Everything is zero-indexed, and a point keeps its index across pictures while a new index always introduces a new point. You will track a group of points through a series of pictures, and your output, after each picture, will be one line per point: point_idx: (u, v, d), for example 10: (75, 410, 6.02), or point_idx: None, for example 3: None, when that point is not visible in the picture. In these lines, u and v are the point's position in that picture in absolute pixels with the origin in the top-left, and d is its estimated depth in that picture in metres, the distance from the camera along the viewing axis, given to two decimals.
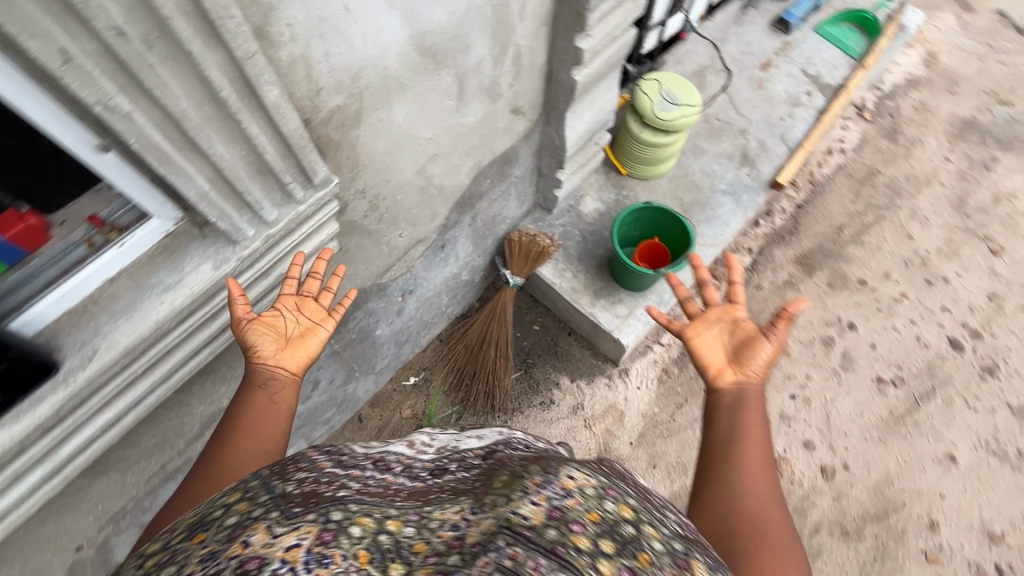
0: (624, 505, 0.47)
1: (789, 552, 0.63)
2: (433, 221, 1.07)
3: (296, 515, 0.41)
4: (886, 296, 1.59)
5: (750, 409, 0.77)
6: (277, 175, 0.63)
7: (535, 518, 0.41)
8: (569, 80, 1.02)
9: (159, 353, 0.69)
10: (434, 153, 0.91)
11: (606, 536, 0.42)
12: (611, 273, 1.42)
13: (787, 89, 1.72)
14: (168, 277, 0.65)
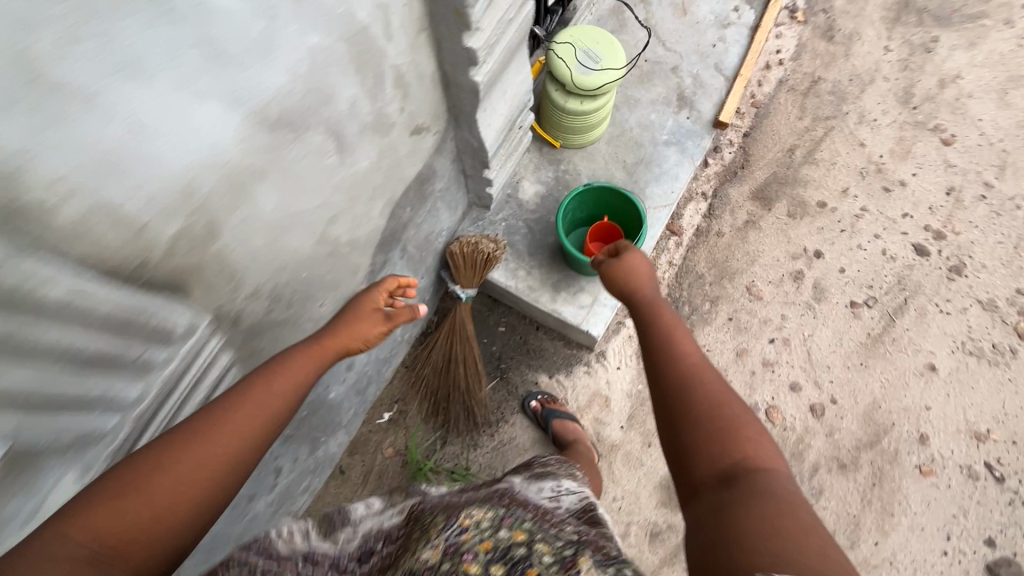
0: (519, 529, 0.61)
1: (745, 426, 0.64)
2: (357, 274, 0.94)
3: None
4: (846, 215, 1.54)
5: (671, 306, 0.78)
6: (116, 357, 0.56)
7: (433, 557, 0.57)
8: (468, 83, 0.87)
9: None
10: (332, 215, 0.77)
11: (495, 562, 0.56)
12: (566, 262, 1.32)
13: (712, 9, 1.57)
14: (26, 504, 0.57)
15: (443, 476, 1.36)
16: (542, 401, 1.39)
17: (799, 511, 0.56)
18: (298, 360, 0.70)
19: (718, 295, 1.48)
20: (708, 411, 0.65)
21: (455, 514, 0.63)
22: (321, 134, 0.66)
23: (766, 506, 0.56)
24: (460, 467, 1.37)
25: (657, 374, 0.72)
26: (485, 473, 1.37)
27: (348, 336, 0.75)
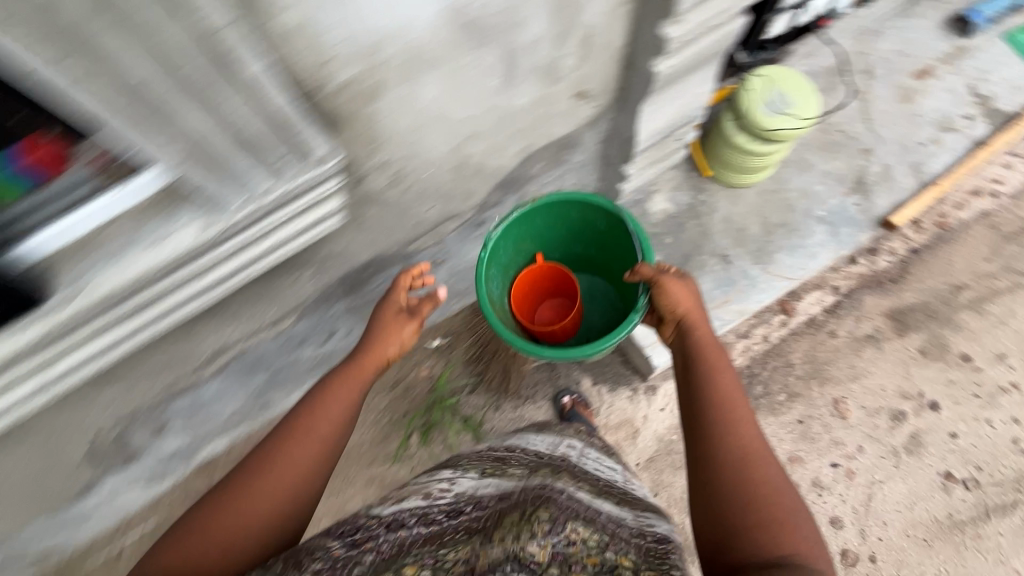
0: (624, 556, 0.61)
1: (753, 441, 0.68)
2: (470, 198, 1.01)
3: None
4: (990, 382, 1.33)
5: (710, 345, 0.77)
6: (230, 168, 0.56)
7: (539, 556, 0.58)
8: (648, 70, 0.89)
9: (81, 340, 0.64)
10: (473, 133, 0.84)
11: None
12: (549, 284, 1.11)
13: (940, 107, 1.43)
14: (93, 267, 0.59)
15: (457, 417, 1.41)
16: (573, 400, 1.38)
17: (786, 481, 0.65)
18: (336, 387, 0.73)
19: (798, 392, 1.36)
20: (720, 425, 0.69)
21: (563, 518, 0.63)
22: (497, 54, 0.71)
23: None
24: (475, 418, 1.40)
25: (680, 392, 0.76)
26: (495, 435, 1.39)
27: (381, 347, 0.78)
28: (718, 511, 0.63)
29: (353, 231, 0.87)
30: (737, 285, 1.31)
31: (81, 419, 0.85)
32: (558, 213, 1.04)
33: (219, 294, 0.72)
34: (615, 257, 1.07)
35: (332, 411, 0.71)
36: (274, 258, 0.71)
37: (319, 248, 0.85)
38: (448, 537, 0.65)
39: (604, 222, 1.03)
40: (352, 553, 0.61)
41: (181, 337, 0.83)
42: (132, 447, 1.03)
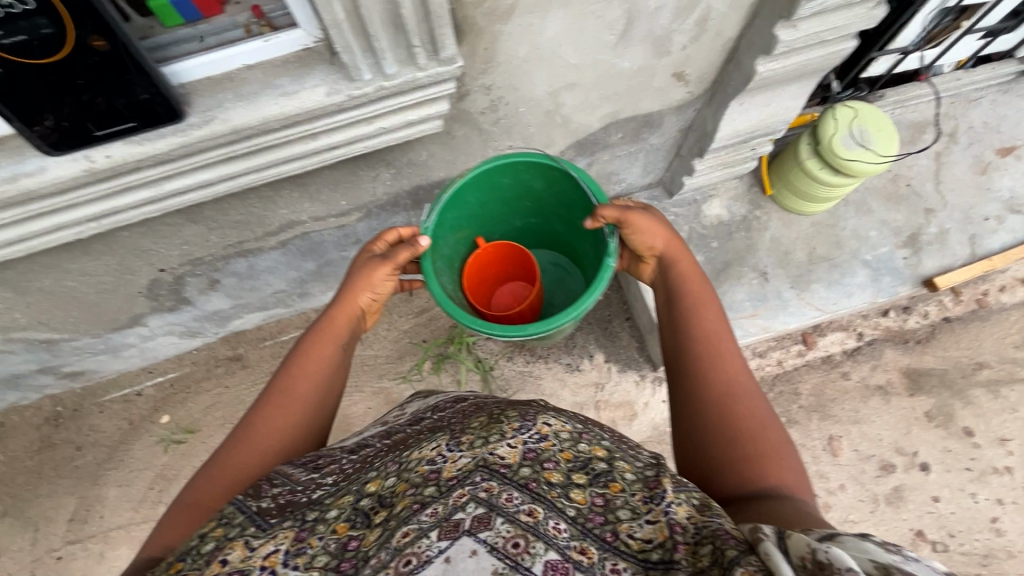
0: (597, 446, 0.65)
1: (733, 365, 0.79)
2: (546, 148, 1.06)
3: (271, 524, 0.59)
4: (985, 461, 1.36)
5: (692, 280, 0.88)
6: (374, 46, 0.63)
7: (511, 458, 0.59)
8: (748, 67, 0.93)
9: (197, 166, 0.71)
10: (572, 82, 0.89)
11: (577, 471, 0.60)
12: (502, 260, 1.08)
13: (1013, 188, 1.43)
14: (231, 101, 0.66)
15: (470, 356, 1.47)
16: None
17: (764, 405, 0.76)
18: (320, 341, 0.84)
19: (798, 420, 1.39)
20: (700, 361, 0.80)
21: (534, 418, 0.66)
22: (622, 10, 0.77)
23: (801, 514, 0.61)
24: (486, 363, 1.46)
25: (666, 336, 0.87)
26: (499, 384, 1.45)
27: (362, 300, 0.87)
28: (702, 446, 0.73)
29: (437, 146, 0.93)
30: (768, 302, 1.35)
31: (156, 249, 0.94)
32: (488, 184, 0.98)
33: (315, 164, 0.80)
34: (557, 211, 1.06)
35: (317, 363, 0.82)
36: (372, 143, 0.79)
37: (403, 152, 0.92)
38: (410, 446, 0.70)
39: (541, 183, 1.00)
40: (312, 478, 0.70)
41: (264, 197, 0.90)
42: (184, 295, 1.12)
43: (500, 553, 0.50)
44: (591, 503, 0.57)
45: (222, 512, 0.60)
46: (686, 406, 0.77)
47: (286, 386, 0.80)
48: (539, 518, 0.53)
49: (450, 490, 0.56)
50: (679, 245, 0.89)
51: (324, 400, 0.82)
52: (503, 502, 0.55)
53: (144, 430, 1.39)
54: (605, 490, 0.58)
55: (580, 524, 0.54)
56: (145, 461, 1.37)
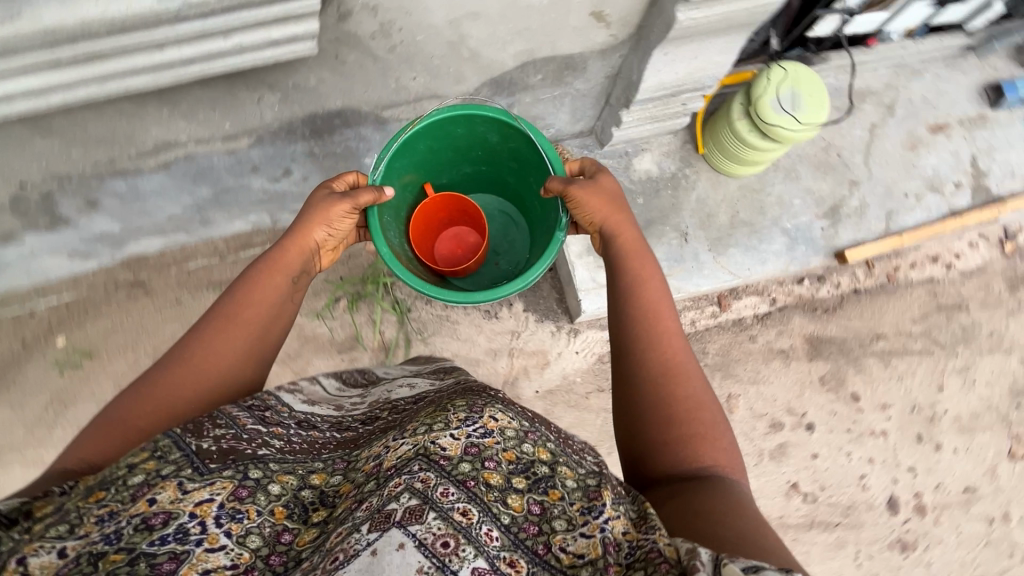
0: (542, 449, 0.67)
1: (678, 344, 0.79)
2: (458, 84, 0.99)
3: (209, 472, 0.58)
4: (865, 424, 1.45)
5: (636, 253, 0.87)
6: None
7: (451, 450, 0.62)
8: (669, 13, 0.87)
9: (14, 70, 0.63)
10: (475, 12, 0.82)
11: (518, 476, 0.62)
12: (449, 211, 1.13)
13: (937, 167, 1.44)
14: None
15: (388, 297, 1.44)
16: None
17: (705, 386, 0.77)
18: (268, 273, 0.79)
19: None
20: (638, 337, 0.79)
21: (480, 411, 0.67)
22: None
23: (734, 504, 0.63)
24: (403, 305, 1.44)
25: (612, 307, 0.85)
26: (415, 326, 1.44)
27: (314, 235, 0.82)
28: (642, 426, 0.74)
29: (328, 69, 0.85)
30: (684, 263, 1.35)
31: (14, 161, 0.87)
32: (441, 132, 0.99)
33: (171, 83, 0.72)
34: (507, 166, 1.09)
35: (263, 297, 0.77)
36: (235, 63, 0.71)
37: (287, 74, 0.84)
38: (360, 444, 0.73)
39: (496, 136, 1.02)
40: (261, 432, 0.67)
41: (127, 111, 0.83)
42: (59, 213, 1.03)
43: (429, 550, 0.52)
44: (528, 511, 0.58)
45: (156, 444, 0.59)
46: (629, 387, 0.77)
47: (227, 315, 0.74)
48: (471, 521, 0.55)
49: (387, 481, 0.59)
50: (626, 221, 0.87)
51: (273, 333, 0.78)
52: (438, 496, 0.56)
53: (37, 351, 1.33)
54: (544, 497, 0.60)
55: (513, 532, 0.56)
56: (39, 382, 1.32)
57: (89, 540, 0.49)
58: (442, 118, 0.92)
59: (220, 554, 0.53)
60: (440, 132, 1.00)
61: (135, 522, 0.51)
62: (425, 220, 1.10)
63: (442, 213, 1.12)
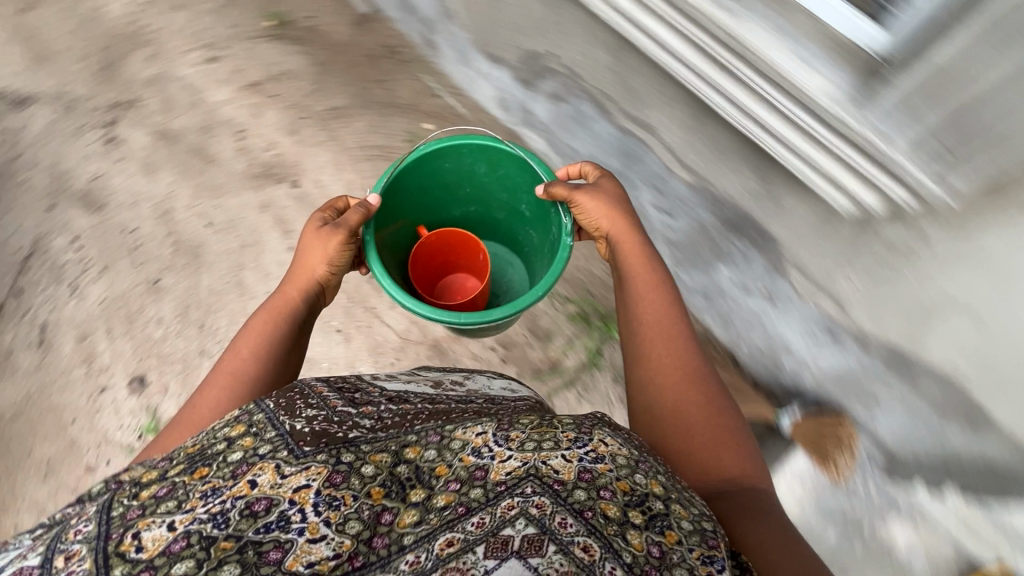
0: (654, 482, 0.64)
1: (678, 356, 0.94)
2: (876, 325, 0.94)
3: (305, 452, 0.62)
4: None
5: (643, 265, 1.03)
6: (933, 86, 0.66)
7: (563, 473, 0.62)
8: None
9: (700, 40, 0.80)
10: (972, 316, 0.83)
11: (633, 508, 0.60)
12: (451, 249, 1.35)
13: None
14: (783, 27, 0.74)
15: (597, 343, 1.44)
16: None
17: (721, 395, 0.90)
18: (257, 326, 1.05)
19: None
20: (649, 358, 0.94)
21: (589, 435, 0.67)
22: None
23: (775, 530, 0.72)
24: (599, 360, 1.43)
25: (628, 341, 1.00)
26: (588, 382, 1.43)
27: (303, 277, 1.09)
28: (666, 436, 0.86)
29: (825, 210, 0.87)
30: None
31: (587, 55, 1.02)
32: (430, 167, 1.25)
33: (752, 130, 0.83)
34: (497, 196, 1.35)
35: (249, 343, 1.02)
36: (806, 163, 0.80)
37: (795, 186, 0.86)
38: (451, 421, 0.75)
39: (484, 166, 1.27)
40: (350, 413, 0.72)
41: (667, 108, 0.95)
42: (537, 82, 1.21)
43: None
44: (648, 553, 0.57)
45: (251, 418, 0.66)
46: (648, 409, 0.90)
47: (225, 365, 1.00)
48: (594, 557, 0.55)
49: (498, 499, 0.60)
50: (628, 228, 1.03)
51: (264, 354, 1.02)
52: (556, 527, 0.57)
53: (410, 115, 1.60)
54: (661, 539, 0.58)
55: (635, 574, 0.55)
56: (391, 132, 1.60)
57: (195, 516, 0.55)
58: (435, 148, 1.20)
59: (321, 545, 0.55)
60: (429, 171, 1.27)
61: (239, 507, 0.56)
62: (426, 251, 1.34)
63: (440, 254, 1.36)
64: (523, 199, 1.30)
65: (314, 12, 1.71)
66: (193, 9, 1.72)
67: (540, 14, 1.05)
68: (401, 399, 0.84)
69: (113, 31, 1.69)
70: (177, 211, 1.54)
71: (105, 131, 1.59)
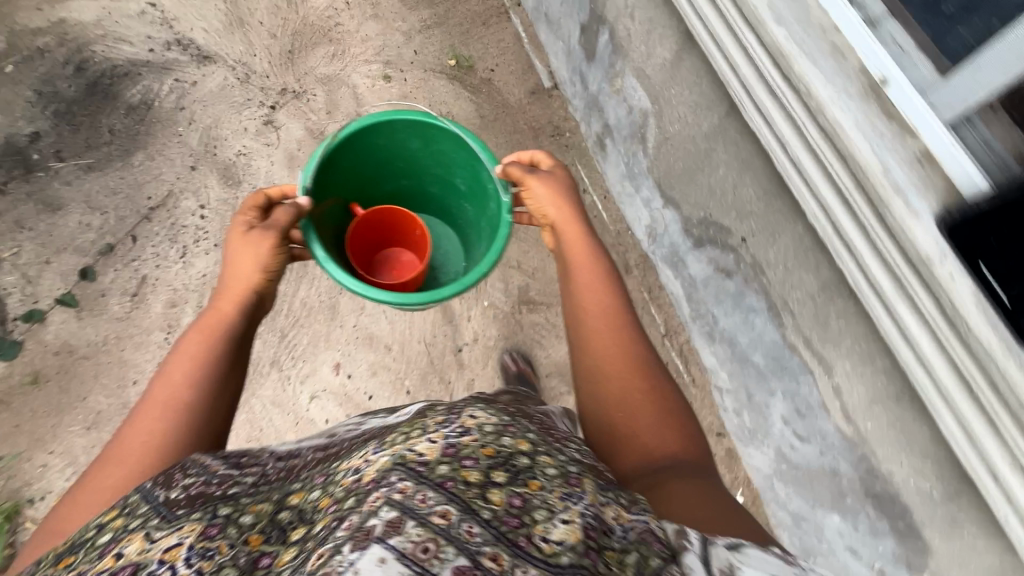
0: (523, 441, 0.70)
1: (613, 340, 0.94)
2: None
3: (183, 512, 0.62)
4: None
5: (582, 248, 1.05)
6: None
7: (428, 453, 0.61)
8: None
9: (972, 377, 0.68)
10: None
11: (498, 469, 0.62)
12: (387, 223, 1.45)
13: None
14: None
15: None
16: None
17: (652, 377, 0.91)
18: (185, 353, 0.93)
19: None
20: (590, 345, 0.94)
21: (458, 417, 0.71)
22: None
23: (700, 489, 0.76)
24: None
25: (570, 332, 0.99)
26: None
27: (239, 289, 1.03)
28: (611, 419, 0.87)
29: None
30: None
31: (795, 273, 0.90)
32: (367, 146, 1.30)
33: (992, 489, 0.70)
34: (430, 169, 1.42)
35: (182, 364, 0.90)
36: None
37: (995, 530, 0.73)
38: (334, 461, 0.75)
39: (417, 143, 1.34)
40: (232, 474, 0.73)
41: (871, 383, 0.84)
42: (709, 246, 1.13)
43: (410, 560, 0.47)
44: (509, 505, 0.57)
45: (127, 504, 0.65)
46: (592, 399, 0.90)
47: (156, 392, 0.88)
48: (450, 522, 0.51)
49: (363, 496, 0.54)
50: (570, 216, 1.06)
51: (208, 370, 0.92)
52: (416, 503, 0.52)
53: None
54: (523, 489, 0.60)
55: (500, 526, 0.54)
56: None
57: None
58: (375, 122, 1.23)
59: None
60: (365, 146, 1.30)
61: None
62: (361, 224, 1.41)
63: (377, 228, 1.46)
64: (456, 174, 1.39)
65: (497, 66, 1.71)
66: (386, 26, 1.75)
67: (755, 208, 0.94)
68: (293, 454, 0.88)
69: (307, 21, 1.73)
70: None
71: (266, 113, 1.61)
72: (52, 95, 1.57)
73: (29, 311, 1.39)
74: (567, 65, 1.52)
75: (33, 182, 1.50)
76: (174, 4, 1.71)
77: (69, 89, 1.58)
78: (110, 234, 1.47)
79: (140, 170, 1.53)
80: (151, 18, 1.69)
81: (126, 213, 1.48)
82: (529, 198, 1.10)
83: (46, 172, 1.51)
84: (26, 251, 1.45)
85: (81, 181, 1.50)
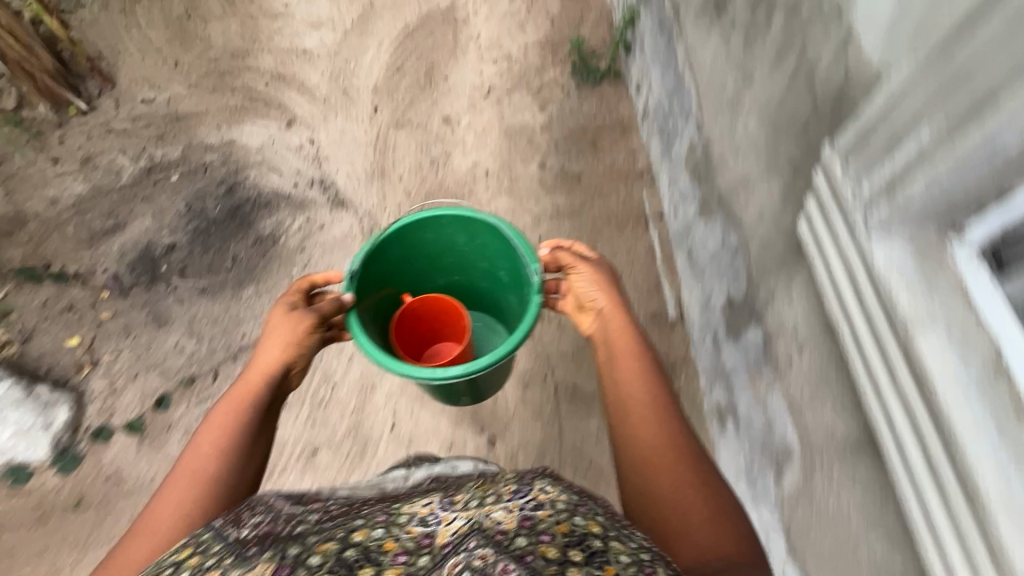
0: (593, 522, 0.61)
1: (654, 434, 0.82)
2: None
3: (255, 556, 0.60)
4: None
5: (618, 334, 0.93)
6: None
7: (506, 523, 0.61)
8: None
9: None
10: None
11: (570, 548, 0.57)
12: (428, 317, 1.25)
13: None
14: None
15: None
16: None
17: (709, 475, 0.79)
18: (220, 417, 0.87)
19: None
20: (631, 440, 0.83)
21: (533, 483, 0.68)
22: None
23: None
24: None
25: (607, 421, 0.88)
26: None
27: (268, 358, 0.94)
28: (662, 510, 0.76)
29: None
30: None
31: None
32: (409, 241, 1.17)
33: None
34: (478, 265, 1.26)
35: (216, 434, 0.85)
36: None
37: None
38: (401, 505, 0.74)
39: (464, 238, 1.19)
40: (298, 514, 0.73)
41: None
42: None
43: None
44: None
45: (198, 539, 0.65)
46: (638, 490, 0.79)
47: (190, 457, 0.83)
48: None
49: (443, 558, 0.58)
50: (615, 306, 0.95)
51: (239, 438, 0.86)
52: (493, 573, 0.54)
53: None
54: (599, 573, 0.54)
55: None
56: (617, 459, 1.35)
57: None
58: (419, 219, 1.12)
59: None
60: (408, 243, 1.18)
61: None
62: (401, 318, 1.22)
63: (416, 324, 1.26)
64: (502, 270, 1.22)
65: (621, 276, 1.57)
66: (517, 205, 1.70)
67: None
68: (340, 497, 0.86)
69: (444, 186, 1.73)
70: (376, 393, 1.44)
71: None
72: (198, 212, 1.67)
73: (100, 426, 1.41)
74: (701, 312, 1.34)
75: (152, 291, 1.57)
76: (329, 145, 1.80)
77: (214, 208, 1.68)
78: (197, 364, 1.48)
79: (245, 305, 1.54)
80: (305, 153, 1.78)
81: (218, 346, 1.49)
82: (570, 276, 1.00)
83: (166, 285, 1.58)
84: (122, 360, 1.49)
85: (192, 303, 1.55)
